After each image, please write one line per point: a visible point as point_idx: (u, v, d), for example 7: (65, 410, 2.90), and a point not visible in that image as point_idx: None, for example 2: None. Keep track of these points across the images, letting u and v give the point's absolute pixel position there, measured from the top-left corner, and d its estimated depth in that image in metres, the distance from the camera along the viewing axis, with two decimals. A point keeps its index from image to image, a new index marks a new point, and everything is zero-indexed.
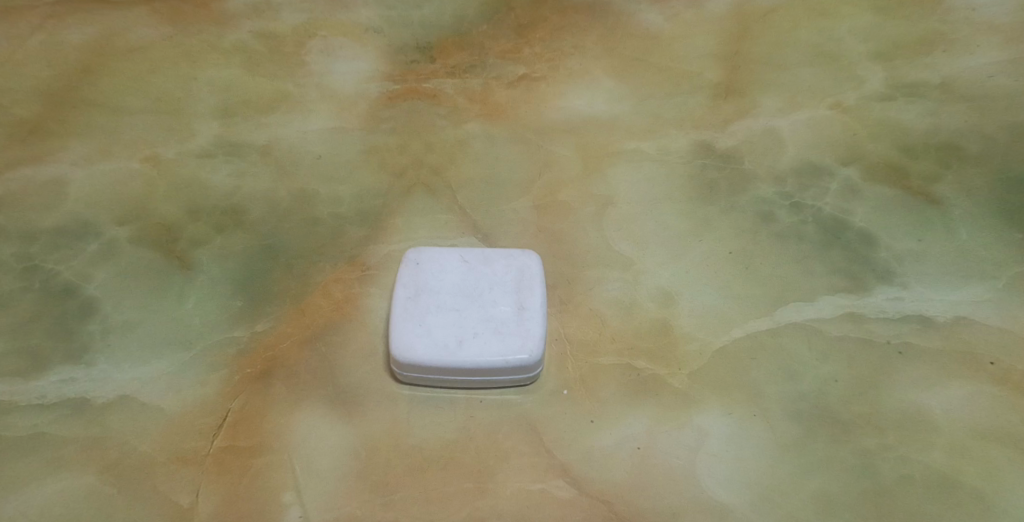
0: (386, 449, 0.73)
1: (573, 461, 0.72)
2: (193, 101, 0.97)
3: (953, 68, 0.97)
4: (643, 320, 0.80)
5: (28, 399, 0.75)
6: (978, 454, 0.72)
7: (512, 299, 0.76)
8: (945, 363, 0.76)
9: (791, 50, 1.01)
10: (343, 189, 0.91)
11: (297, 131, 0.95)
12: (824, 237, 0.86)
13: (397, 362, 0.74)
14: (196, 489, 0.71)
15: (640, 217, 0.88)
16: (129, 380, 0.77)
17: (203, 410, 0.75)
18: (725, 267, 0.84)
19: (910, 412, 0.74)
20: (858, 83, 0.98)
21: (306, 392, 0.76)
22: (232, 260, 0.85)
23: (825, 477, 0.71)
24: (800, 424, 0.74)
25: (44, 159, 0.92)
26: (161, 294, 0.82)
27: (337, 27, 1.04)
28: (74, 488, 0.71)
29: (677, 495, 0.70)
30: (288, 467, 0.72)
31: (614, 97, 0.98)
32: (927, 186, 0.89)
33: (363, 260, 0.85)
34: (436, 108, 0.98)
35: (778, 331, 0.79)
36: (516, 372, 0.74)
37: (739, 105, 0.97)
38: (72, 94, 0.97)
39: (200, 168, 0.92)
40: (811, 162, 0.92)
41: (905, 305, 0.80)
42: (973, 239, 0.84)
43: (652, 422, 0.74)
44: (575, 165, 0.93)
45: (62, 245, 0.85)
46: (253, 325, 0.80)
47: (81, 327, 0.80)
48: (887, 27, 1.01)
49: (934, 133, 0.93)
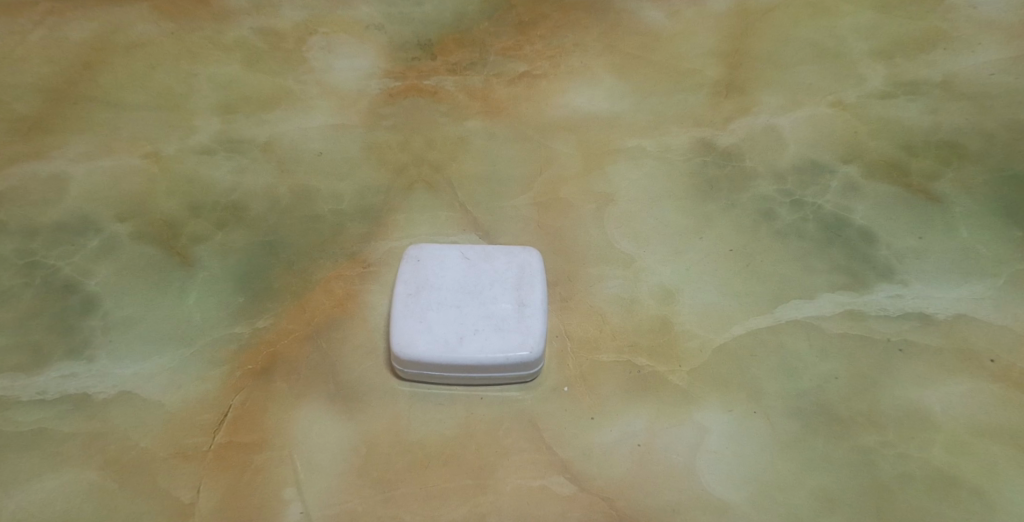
0: (386, 446, 0.73)
1: (574, 458, 0.72)
2: (193, 97, 0.97)
3: (953, 66, 0.97)
4: (643, 318, 0.81)
5: (30, 395, 0.75)
6: (977, 451, 0.72)
7: (512, 296, 0.76)
8: (944, 361, 0.77)
9: (791, 48, 1.01)
10: (344, 186, 0.91)
11: (297, 127, 0.95)
12: (824, 235, 0.86)
13: (397, 358, 0.74)
14: (197, 485, 0.71)
15: (640, 214, 0.88)
16: (130, 376, 0.77)
17: (205, 406, 0.75)
18: (725, 264, 0.84)
19: (909, 409, 0.74)
20: (859, 81, 0.98)
21: (307, 388, 0.76)
22: (233, 256, 0.85)
23: (824, 474, 0.72)
24: (800, 422, 0.74)
25: (44, 155, 0.92)
26: (161, 290, 0.82)
27: (338, 24, 1.04)
28: (75, 484, 0.71)
29: (677, 492, 0.71)
30: (289, 464, 0.72)
31: (615, 94, 0.98)
32: (927, 184, 0.89)
33: (364, 257, 0.85)
34: (436, 105, 0.98)
35: (778, 328, 0.80)
36: (517, 369, 0.74)
37: (740, 103, 0.97)
38: (72, 90, 0.97)
39: (201, 164, 0.92)
40: (812, 160, 0.92)
41: (904, 302, 0.80)
42: (973, 237, 0.85)
43: (653, 419, 0.74)
44: (576, 162, 0.93)
45: (62, 241, 0.85)
46: (254, 321, 0.80)
47: (82, 323, 0.80)
48: (887, 26, 1.02)
49: (934, 130, 0.93)
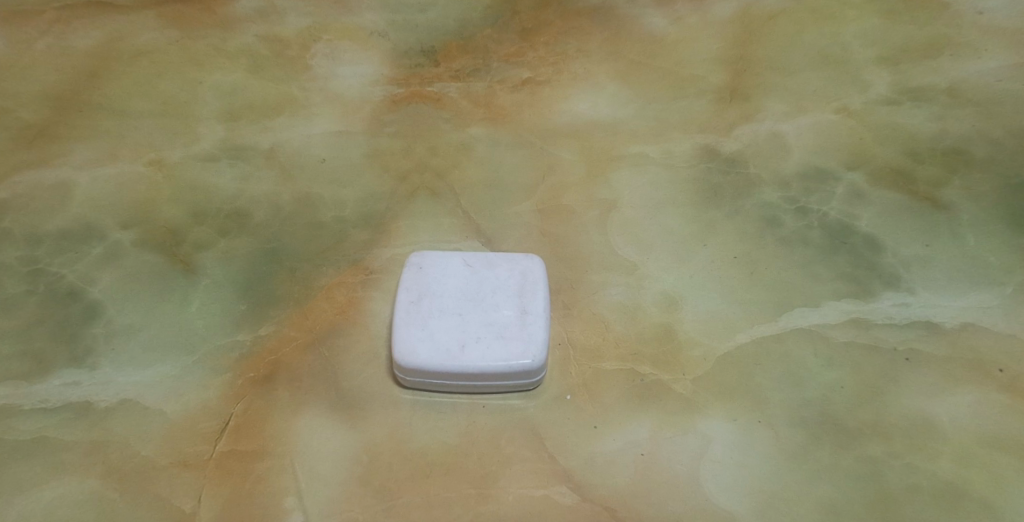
0: (388, 455, 0.73)
1: (576, 468, 0.72)
2: (198, 105, 0.97)
3: (960, 72, 0.97)
4: (647, 325, 0.80)
5: (31, 402, 0.75)
6: (985, 462, 0.71)
7: (515, 304, 0.76)
8: (952, 370, 0.76)
9: (797, 54, 1.01)
10: (348, 193, 0.90)
11: (301, 134, 0.95)
12: (830, 243, 0.85)
13: (399, 366, 0.74)
14: (198, 494, 0.71)
15: (643, 222, 0.88)
16: (133, 384, 0.77)
17: (207, 414, 0.75)
18: (730, 272, 0.84)
19: (915, 419, 0.74)
20: (864, 88, 0.97)
21: (309, 396, 0.76)
22: (236, 264, 0.85)
23: (830, 484, 0.71)
24: (805, 431, 0.74)
25: (49, 163, 0.92)
26: (164, 297, 0.82)
27: (342, 31, 1.04)
28: (76, 493, 0.71)
29: (681, 502, 0.70)
30: (291, 472, 0.72)
31: (618, 101, 0.98)
32: (934, 191, 0.88)
33: (367, 264, 0.85)
34: (440, 112, 0.98)
35: (782, 336, 0.79)
36: (520, 377, 0.74)
37: (744, 109, 0.96)
38: (78, 98, 0.97)
39: (205, 171, 0.92)
40: (818, 166, 0.91)
41: (911, 310, 0.80)
42: (980, 244, 0.84)
43: (656, 428, 0.74)
44: (579, 169, 0.92)
45: (67, 248, 0.85)
46: (257, 329, 0.80)
47: (85, 331, 0.80)
48: (893, 31, 1.01)
49: (941, 137, 0.92)
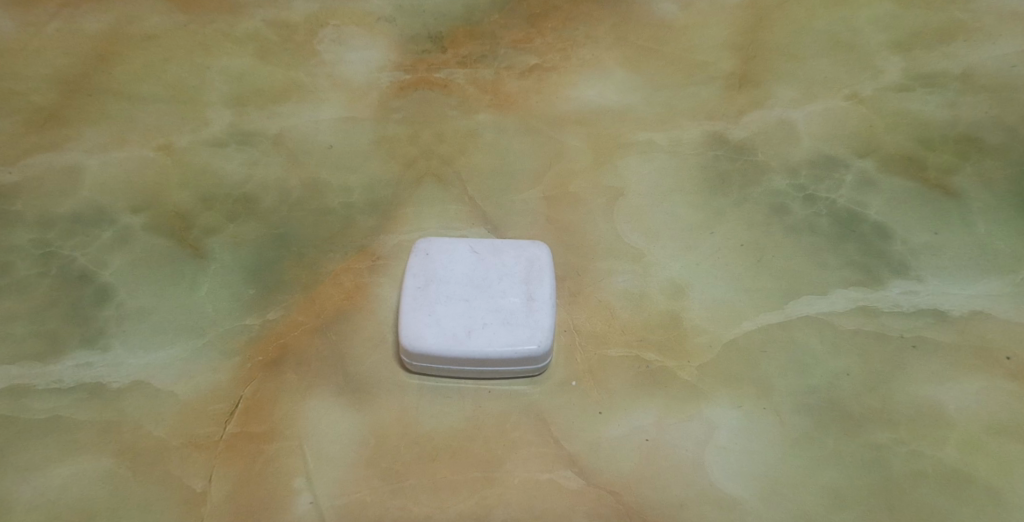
0: (396, 438, 0.73)
1: (581, 452, 0.72)
2: (206, 90, 0.98)
3: (974, 58, 0.96)
4: (653, 312, 0.80)
5: (44, 383, 0.76)
6: (991, 449, 0.72)
7: (521, 290, 0.76)
8: (959, 358, 0.76)
9: (806, 40, 1.00)
10: (355, 179, 0.91)
11: (308, 120, 0.96)
12: (838, 231, 0.85)
13: (406, 351, 0.74)
14: (208, 474, 0.72)
15: (651, 209, 0.88)
16: (143, 365, 0.78)
17: (216, 396, 0.76)
18: (737, 259, 0.84)
19: (922, 406, 0.74)
20: (875, 74, 0.96)
21: (317, 380, 0.77)
22: (245, 248, 0.85)
23: (834, 471, 0.71)
24: (811, 418, 0.74)
25: (59, 146, 0.92)
26: (175, 281, 0.83)
27: (349, 17, 1.04)
28: (90, 471, 0.72)
29: (686, 487, 0.71)
30: (299, 454, 0.73)
31: (627, 88, 0.98)
32: (945, 178, 0.88)
33: (374, 250, 0.85)
34: (447, 98, 0.97)
35: (789, 324, 0.79)
36: (526, 363, 0.74)
37: (753, 96, 0.96)
38: (87, 82, 0.98)
39: (214, 156, 0.92)
40: (826, 154, 0.90)
41: (918, 298, 0.80)
42: (991, 232, 0.84)
43: (661, 414, 0.74)
44: (586, 156, 0.92)
45: (78, 231, 0.86)
46: (265, 313, 0.81)
47: (97, 313, 0.81)
48: (905, 17, 1.00)
49: (953, 124, 0.91)
